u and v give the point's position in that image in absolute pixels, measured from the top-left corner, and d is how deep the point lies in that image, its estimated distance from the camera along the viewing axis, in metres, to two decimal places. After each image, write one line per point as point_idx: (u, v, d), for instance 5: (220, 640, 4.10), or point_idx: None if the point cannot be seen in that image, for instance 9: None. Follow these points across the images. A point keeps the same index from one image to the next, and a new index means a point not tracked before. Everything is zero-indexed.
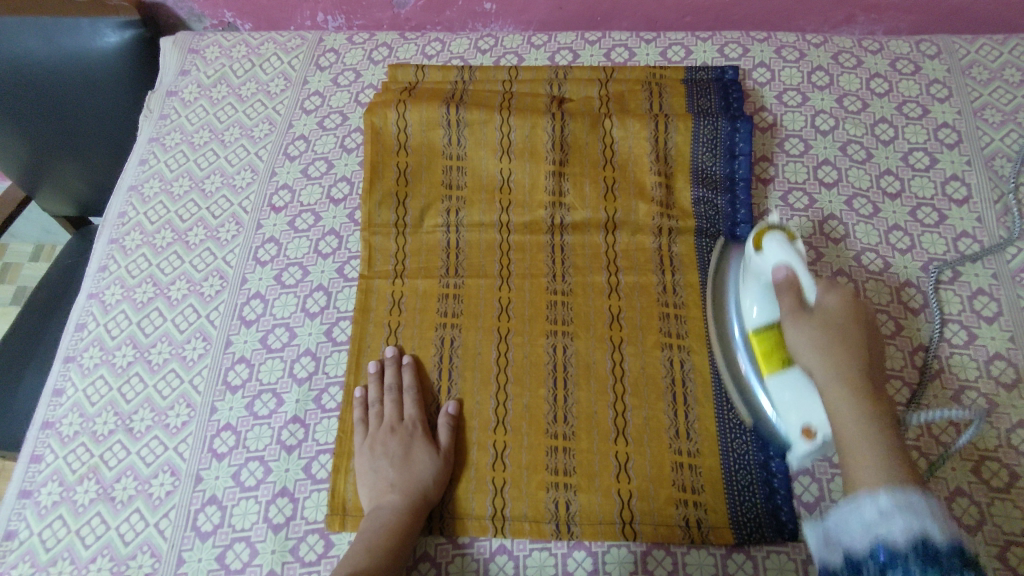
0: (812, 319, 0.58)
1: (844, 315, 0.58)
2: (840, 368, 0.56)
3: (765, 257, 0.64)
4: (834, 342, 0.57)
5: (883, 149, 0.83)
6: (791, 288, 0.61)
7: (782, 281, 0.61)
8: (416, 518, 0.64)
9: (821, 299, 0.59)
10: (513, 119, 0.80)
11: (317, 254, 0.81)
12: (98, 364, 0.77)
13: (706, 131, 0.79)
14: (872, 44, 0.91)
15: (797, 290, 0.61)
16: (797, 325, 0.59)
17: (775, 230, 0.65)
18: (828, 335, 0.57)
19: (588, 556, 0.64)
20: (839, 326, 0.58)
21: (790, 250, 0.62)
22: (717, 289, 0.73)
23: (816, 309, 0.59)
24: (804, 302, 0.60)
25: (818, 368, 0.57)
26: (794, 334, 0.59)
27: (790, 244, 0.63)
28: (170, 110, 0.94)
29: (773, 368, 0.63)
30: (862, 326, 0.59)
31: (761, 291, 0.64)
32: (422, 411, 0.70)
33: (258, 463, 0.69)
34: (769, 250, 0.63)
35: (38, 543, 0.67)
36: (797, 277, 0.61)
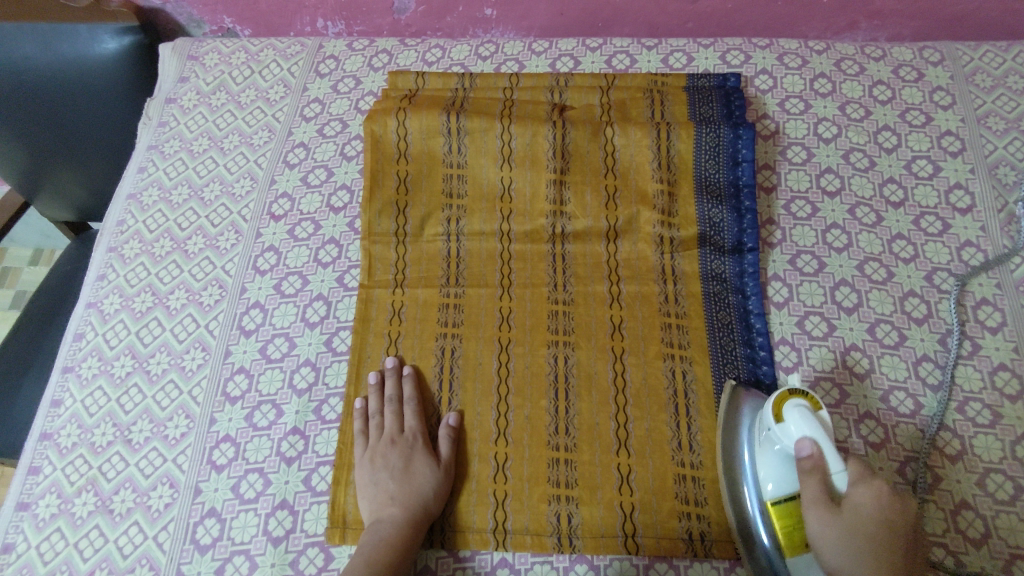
0: (838, 517, 0.55)
1: (876, 517, 0.55)
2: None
3: (785, 430, 0.59)
4: (862, 567, 0.54)
5: (886, 157, 0.83)
6: (816, 477, 0.57)
7: (806, 465, 0.57)
8: (416, 533, 0.63)
9: (849, 502, 0.56)
10: (514, 128, 0.79)
11: (317, 263, 0.80)
12: (97, 374, 0.76)
13: (708, 139, 0.79)
14: (874, 50, 0.90)
15: (822, 473, 0.57)
16: (822, 522, 0.56)
17: (798, 397, 0.60)
18: (859, 553, 0.54)
19: (590, 569, 0.64)
20: (869, 535, 0.55)
21: (817, 426, 0.57)
22: (729, 420, 0.66)
23: (843, 508, 0.56)
24: (832, 492, 0.57)
25: (850, 566, 0.54)
26: (817, 531, 0.56)
27: (813, 417, 0.58)
28: (169, 117, 0.94)
29: (792, 549, 0.59)
30: (899, 529, 0.55)
31: (780, 467, 0.60)
32: (422, 424, 0.69)
33: (257, 475, 0.69)
34: (790, 424, 0.58)
35: (36, 557, 0.67)
36: (823, 460, 0.57)
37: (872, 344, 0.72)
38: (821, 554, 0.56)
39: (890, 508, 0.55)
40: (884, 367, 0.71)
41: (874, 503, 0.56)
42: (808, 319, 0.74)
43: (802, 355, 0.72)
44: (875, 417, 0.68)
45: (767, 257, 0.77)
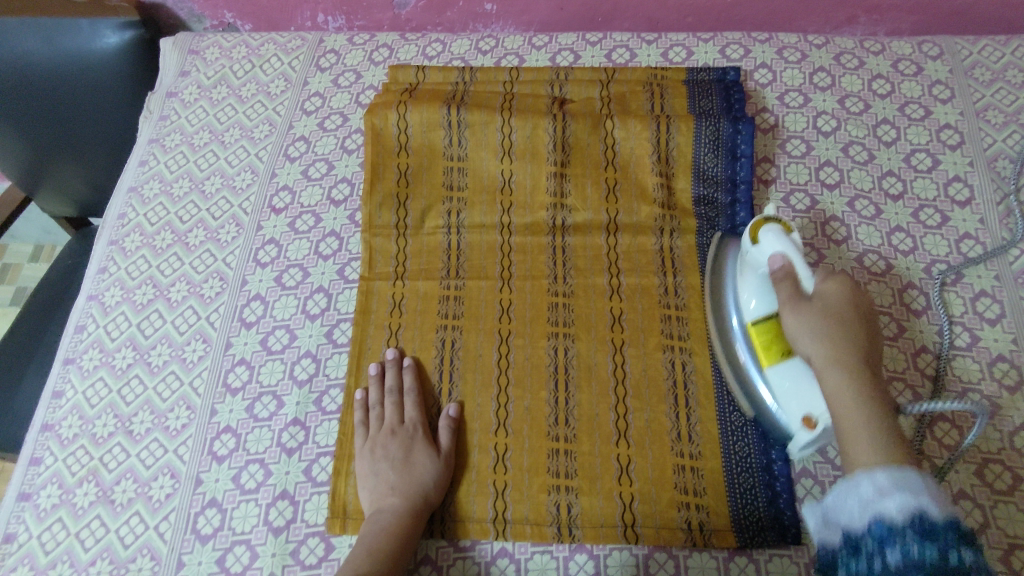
0: (809, 306, 0.60)
1: (842, 301, 0.60)
2: (838, 357, 0.57)
3: (761, 250, 0.65)
4: (832, 336, 0.58)
5: (886, 151, 0.83)
6: (785, 279, 0.62)
7: (779, 271, 0.62)
8: (416, 522, 0.63)
9: (817, 289, 0.61)
10: (514, 120, 0.80)
11: (317, 256, 0.81)
12: (98, 366, 0.76)
13: (708, 132, 0.79)
14: (873, 45, 0.90)
15: (793, 278, 0.62)
16: (794, 310, 0.60)
17: (771, 222, 0.66)
18: (827, 323, 0.59)
19: (589, 559, 0.64)
20: (838, 313, 0.59)
21: (787, 242, 0.63)
22: (714, 277, 0.73)
23: (812, 298, 0.60)
24: (802, 291, 0.61)
25: (819, 355, 0.58)
26: (792, 319, 0.60)
27: (786, 236, 0.64)
28: (170, 111, 0.94)
29: (773, 360, 0.64)
30: (862, 313, 0.60)
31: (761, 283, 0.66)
32: (422, 412, 0.70)
33: (258, 466, 0.69)
34: (765, 241, 0.64)
35: (38, 546, 0.67)
36: (793, 268, 0.62)
37: None
38: (796, 332, 0.60)
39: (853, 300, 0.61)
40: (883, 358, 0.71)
41: (836, 289, 0.61)
42: None
43: None
44: None
45: None
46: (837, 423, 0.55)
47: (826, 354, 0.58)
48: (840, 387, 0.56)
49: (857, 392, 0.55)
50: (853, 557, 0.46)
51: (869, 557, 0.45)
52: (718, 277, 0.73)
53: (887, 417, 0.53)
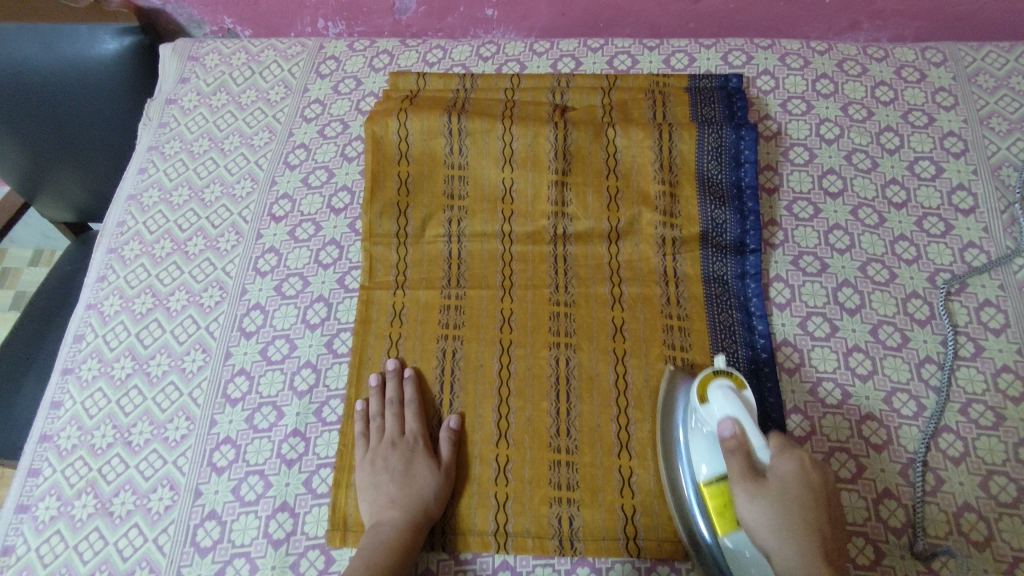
0: (768, 498, 0.56)
1: (800, 486, 0.57)
2: (801, 550, 0.54)
3: (712, 408, 0.61)
4: (791, 530, 0.55)
5: (889, 158, 0.82)
6: (744, 493, 0.57)
7: (731, 443, 0.59)
8: (417, 535, 0.63)
9: (774, 476, 0.57)
10: (515, 129, 0.79)
11: (318, 264, 0.80)
12: (97, 376, 0.76)
13: (710, 140, 0.79)
14: (877, 51, 0.90)
15: (747, 452, 0.58)
16: (749, 494, 0.57)
17: (722, 377, 0.62)
18: (786, 521, 0.55)
19: (591, 572, 0.64)
20: (798, 502, 0.56)
21: (739, 405, 0.60)
22: (667, 400, 0.67)
23: (769, 484, 0.57)
24: (757, 471, 0.58)
25: (782, 552, 0.54)
26: (749, 512, 0.57)
27: (738, 396, 0.61)
28: (169, 118, 0.94)
29: (727, 527, 0.59)
30: (817, 495, 0.57)
31: (711, 450, 0.61)
32: (422, 423, 0.69)
33: (258, 477, 0.68)
34: (715, 403, 0.61)
35: (36, 559, 0.66)
36: (746, 437, 0.59)
37: (874, 346, 0.72)
38: (753, 532, 0.56)
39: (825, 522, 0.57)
40: (887, 368, 0.71)
41: (794, 473, 0.57)
42: (810, 321, 0.74)
43: (804, 357, 0.72)
44: (877, 418, 0.68)
45: (769, 258, 0.77)
46: None
47: (787, 551, 0.54)
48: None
49: None
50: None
51: None
52: (669, 405, 0.67)
53: None
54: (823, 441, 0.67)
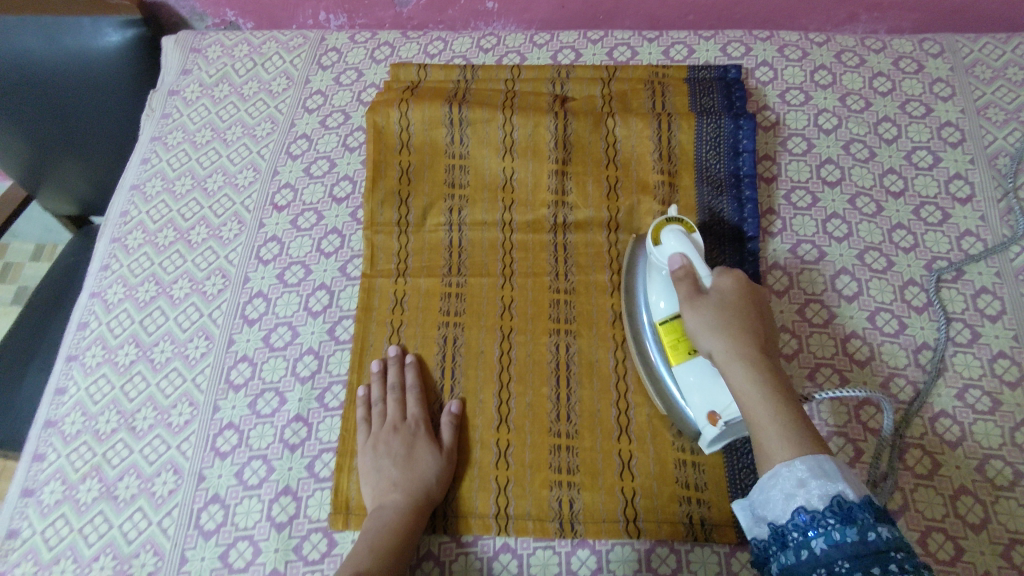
0: (709, 305, 0.60)
1: (738, 298, 0.61)
2: (739, 350, 0.58)
3: (660, 248, 0.66)
4: (729, 329, 0.59)
5: (886, 148, 0.83)
6: (686, 303, 0.62)
7: (679, 271, 0.64)
8: (418, 517, 0.64)
9: (713, 287, 0.62)
10: (516, 118, 0.80)
11: (320, 253, 0.81)
12: (101, 363, 0.76)
13: (709, 130, 0.79)
14: (874, 42, 0.91)
15: (693, 277, 0.63)
16: (691, 302, 0.61)
17: (673, 223, 0.67)
18: (725, 321, 0.59)
19: (591, 554, 0.64)
20: (734, 307, 0.60)
21: (688, 242, 0.65)
22: (629, 275, 0.72)
23: (709, 293, 0.62)
24: (701, 288, 0.62)
25: (722, 349, 0.58)
26: (690, 319, 0.61)
27: (687, 236, 0.65)
28: (172, 109, 0.94)
29: (680, 355, 0.64)
30: (756, 309, 0.61)
31: (666, 284, 0.66)
32: (422, 408, 0.70)
33: (261, 462, 0.69)
34: (666, 243, 0.65)
35: (41, 542, 0.67)
36: (692, 266, 0.64)
37: (871, 333, 0.72)
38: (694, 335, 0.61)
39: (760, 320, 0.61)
40: (884, 354, 0.71)
41: (731, 285, 0.62)
42: (808, 308, 0.74)
43: (802, 343, 0.72)
44: (874, 403, 0.69)
45: (768, 246, 0.78)
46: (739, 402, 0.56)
47: (721, 341, 0.58)
48: (737, 365, 0.57)
49: (757, 377, 0.56)
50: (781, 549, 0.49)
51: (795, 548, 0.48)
52: (631, 276, 0.72)
53: (792, 404, 0.54)
54: (821, 426, 0.68)
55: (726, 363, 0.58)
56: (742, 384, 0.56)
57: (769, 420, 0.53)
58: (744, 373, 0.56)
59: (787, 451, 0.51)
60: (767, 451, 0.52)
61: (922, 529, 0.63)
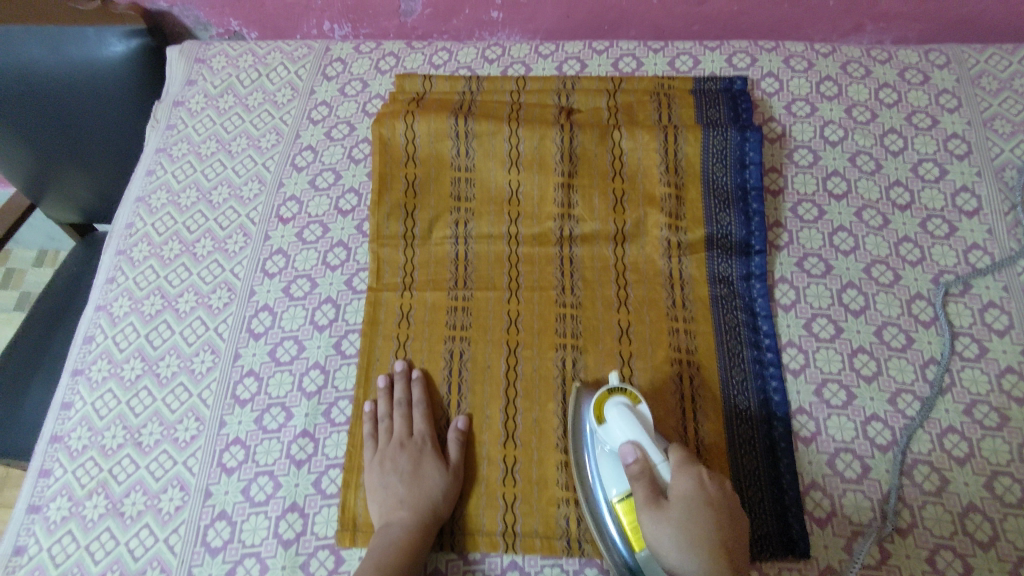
0: (669, 516, 0.55)
1: (699, 502, 0.55)
2: (708, 566, 0.52)
3: (613, 429, 0.62)
4: (694, 542, 0.53)
5: (893, 160, 0.83)
6: (647, 518, 0.56)
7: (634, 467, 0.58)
8: (425, 534, 0.64)
9: (673, 493, 0.56)
10: (522, 131, 0.80)
11: (325, 266, 0.81)
12: (107, 377, 0.76)
13: (716, 142, 0.79)
14: (881, 53, 0.90)
15: (651, 480, 0.58)
16: (652, 512, 0.56)
17: (617, 395, 0.65)
18: (689, 537, 0.53)
19: (599, 572, 0.64)
20: (698, 512, 0.55)
21: (636, 425, 0.61)
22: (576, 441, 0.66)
23: (670, 499, 0.56)
24: (660, 496, 0.57)
25: (691, 573, 0.53)
26: (651, 529, 0.55)
27: (634, 414, 0.62)
28: (177, 120, 0.94)
29: (643, 546, 0.59)
30: (717, 510, 0.55)
31: (620, 471, 0.62)
32: (429, 424, 0.70)
33: (267, 478, 0.69)
34: (615, 427, 0.62)
35: (47, 559, 0.67)
36: (647, 458, 0.59)
37: (879, 347, 0.72)
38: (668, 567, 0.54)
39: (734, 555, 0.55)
40: (891, 369, 0.71)
41: (689, 479, 0.57)
42: (815, 322, 0.74)
43: (809, 358, 0.72)
44: (881, 419, 0.69)
45: (774, 260, 0.78)
46: None
47: (698, 568, 0.52)
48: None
49: None
50: None
51: None
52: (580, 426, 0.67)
53: None
54: (829, 442, 0.68)
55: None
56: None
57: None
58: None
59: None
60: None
61: (931, 547, 0.63)
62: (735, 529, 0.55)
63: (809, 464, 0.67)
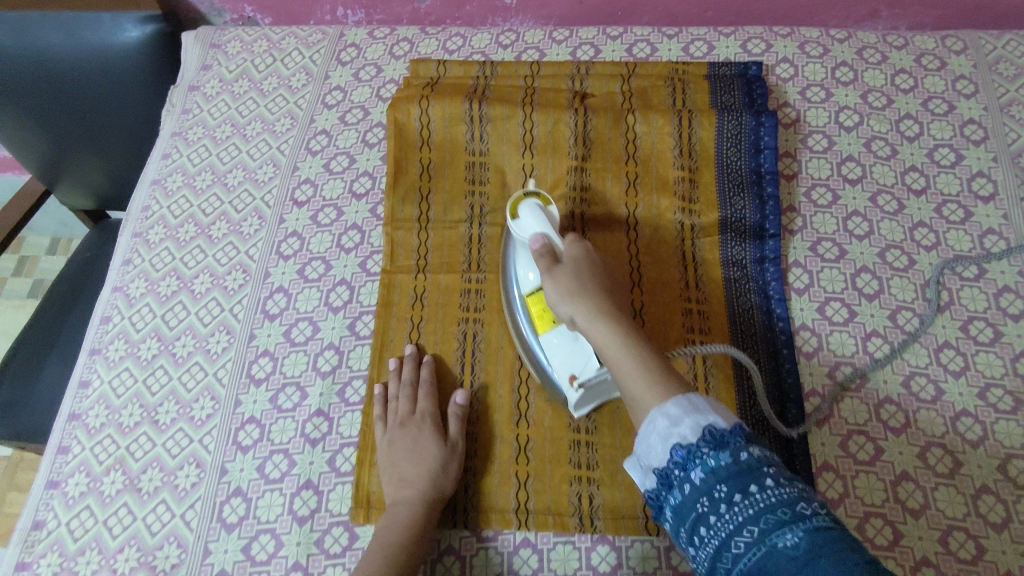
0: (567, 278, 0.63)
1: (586, 268, 0.65)
2: (592, 311, 0.61)
3: (523, 224, 0.68)
4: (584, 297, 0.62)
5: (909, 146, 0.82)
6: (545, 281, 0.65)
7: (540, 249, 0.65)
8: (433, 513, 0.64)
9: (569, 258, 0.65)
10: (536, 115, 0.80)
11: (340, 249, 0.81)
12: (124, 356, 0.77)
13: (730, 127, 0.79)
14: (896, 39, 0.90)
15: (551, 249, 0.66)
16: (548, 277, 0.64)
17: (529, 197, 0.70)
18: (580, 291, 0.62)
19: (611, 550, 0.64)
20: (588, 278, 0.64)
21: (542, 216, 0.67)
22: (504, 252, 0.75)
23: (565, 265, 0.65)
24: (557, 260, 0.65)
25: (583, 317, 0.61)
26: (550, 289, 0.64)
27: (542, 210, 0.68)
28: (192, 104, 0.95)
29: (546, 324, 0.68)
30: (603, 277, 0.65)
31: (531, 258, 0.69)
32: (429, 397, 0.70)
33: (282, 456, 0.70)
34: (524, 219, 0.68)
35: (66, 534, 0.68)
36: (550, 240, 0.66)
37: (893, 331, 0.72)
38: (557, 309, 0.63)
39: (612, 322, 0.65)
40: (905, 354, 0.71)
41: (585, 255, 0.66)
42: (828, 306, 0.74)
43: (821, 341, 0.72)
44: (895, 402, 0.69)
45: (788, 244, 0.78)
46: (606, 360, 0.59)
47: (587, 312, 0.61)
48: (601, 321, 0.60)
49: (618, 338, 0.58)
50: (668, 491, 0.49)
51: (680, 484, 0.49)
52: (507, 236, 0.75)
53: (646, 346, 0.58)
54: (841, 424, 0.68)
55: (586, 318, 0.60)
56: (610, 349, 0.58)
57: (635, 370, 0.55)
58: (612, 337, 0.58)
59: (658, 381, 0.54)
60: (640, 396, 0.54)
61: (944, 528, 0.63)
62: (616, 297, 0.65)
63: (821, 445, 0.67)
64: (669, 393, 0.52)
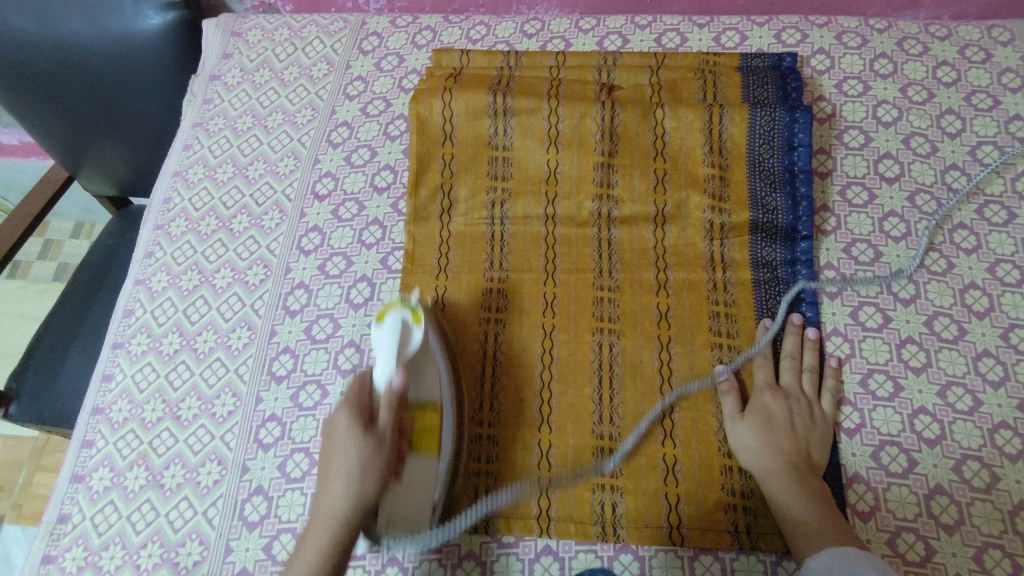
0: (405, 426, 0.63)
1: (787, 359, 0.70)
2: (774, 421, 0.65)
3: (385, 337, 0.63)
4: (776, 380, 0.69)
5: (950, 143, 0.79)
6: (768, 364, 0.69)
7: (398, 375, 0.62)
8: (353, 528, 0.58)
9: (426, 392, 0.65)
10: (562, 109, 0.78)
11: (360, 244, 0.80)
12: (146, 351, 0.77)
13: (764, 122, 0.76)
14: (940, 29, 0.86)
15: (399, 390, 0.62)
16: (388, 411, 0.61)
17: (401, 308, 0.65)
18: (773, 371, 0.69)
19: (634, 560, 0.64)
20: (787, 364, 0.69)
21: (407, 326, 0.64)
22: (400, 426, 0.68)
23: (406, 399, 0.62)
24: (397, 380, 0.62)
25: (754, 418, 0.65)
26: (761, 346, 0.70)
27: (408, 324, 0.64)
28: (213, 94, 0.94)
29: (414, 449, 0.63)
30: (799, 373, 0.69)
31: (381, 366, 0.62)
32: (364, 401, 0.62)
33: (303, 455, 0.69)
34: (388, 325, 0.63)
35: (91, 528, 0.68)
36: (404, 356, 0.63)
37: (929, 338, 0.70)
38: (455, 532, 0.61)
39: (433, 477, 0.63)
40: (942, 361, 0.68)
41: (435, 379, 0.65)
42: (862, 311, 0.72)
43: (854, 347, 0.70)
44: (930, 412, 0.66)
45: (821, 245, 0.75)
46: (758, 472, 0.63)
47: (761, 414, 0.66)
48: (772, 446, 0.64)
49: (781, 468, 0.62)
50: None
51: None
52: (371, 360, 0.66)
53: (802, 481, 0.62)
54: (873, 434, 0.66)
55: (761, 445, 0.64)
56: (770, 461, 0.63)
57: (797, 497, 0.60)
58: (774, 456, 0.63)
59: (812, 515, 0.59)
60: (793, 521, 0.59)
61: (979, 544, 0.61)
62: (800, 387, 0.68)
63: (852, 456, 0.66)
64: (830, 534, 0.57)
